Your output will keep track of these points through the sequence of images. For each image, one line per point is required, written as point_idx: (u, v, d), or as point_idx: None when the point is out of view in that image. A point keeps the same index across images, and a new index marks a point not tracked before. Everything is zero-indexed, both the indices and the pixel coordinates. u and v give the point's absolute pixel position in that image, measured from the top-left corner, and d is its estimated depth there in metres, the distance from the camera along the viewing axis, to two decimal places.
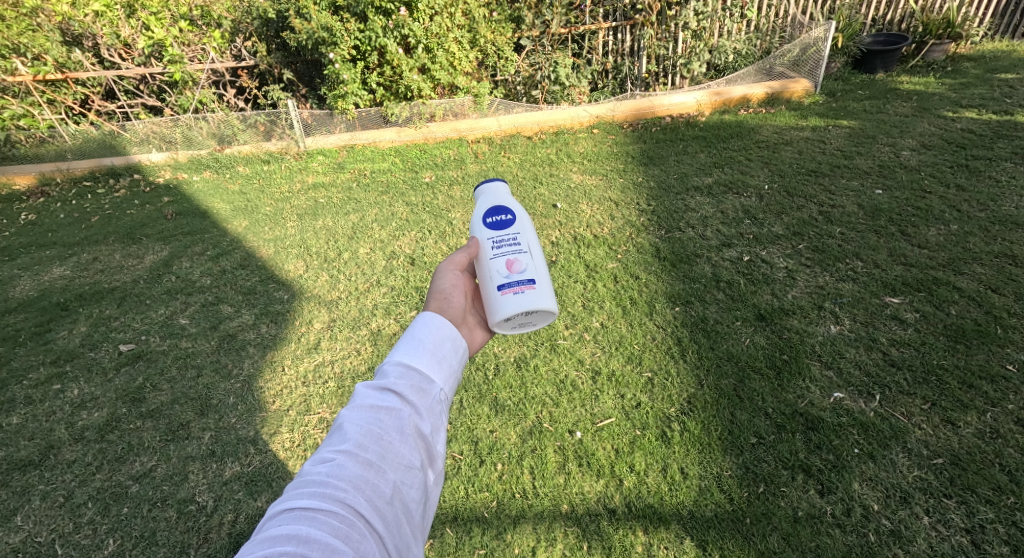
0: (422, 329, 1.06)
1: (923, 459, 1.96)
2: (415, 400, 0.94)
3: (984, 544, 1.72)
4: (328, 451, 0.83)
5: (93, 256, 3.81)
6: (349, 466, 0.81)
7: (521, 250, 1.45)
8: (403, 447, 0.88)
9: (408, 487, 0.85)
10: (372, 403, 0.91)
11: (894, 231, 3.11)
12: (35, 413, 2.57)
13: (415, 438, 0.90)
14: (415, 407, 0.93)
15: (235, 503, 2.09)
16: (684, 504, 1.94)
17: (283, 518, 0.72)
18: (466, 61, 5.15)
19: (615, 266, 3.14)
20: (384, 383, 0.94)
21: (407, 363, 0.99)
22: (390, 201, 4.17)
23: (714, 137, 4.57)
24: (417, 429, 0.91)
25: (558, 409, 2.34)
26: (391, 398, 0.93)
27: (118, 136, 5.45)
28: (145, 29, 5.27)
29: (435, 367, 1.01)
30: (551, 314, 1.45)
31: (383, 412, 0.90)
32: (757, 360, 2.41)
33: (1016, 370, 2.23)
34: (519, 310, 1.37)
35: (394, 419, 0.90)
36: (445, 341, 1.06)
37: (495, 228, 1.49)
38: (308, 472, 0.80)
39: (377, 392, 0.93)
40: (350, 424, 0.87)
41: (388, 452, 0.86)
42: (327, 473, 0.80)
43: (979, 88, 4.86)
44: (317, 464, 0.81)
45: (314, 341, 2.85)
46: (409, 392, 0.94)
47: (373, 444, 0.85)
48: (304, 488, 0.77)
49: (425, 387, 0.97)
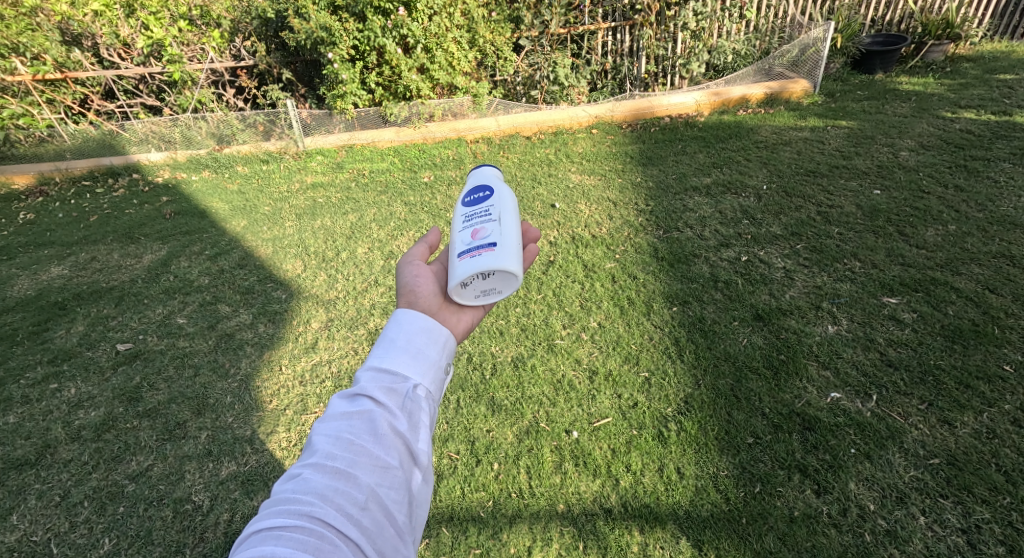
0: (395, 329, 1.06)
1: (919, 459, 1.96)
2: (387, 400, 0.94)
3: (980, 544, 1.72)
4: (299, 466, 0.85)
5: (91, 255, 3.81)
6: (318, 478, 0.83)
7: (491, 221, 1.49)
8: (377, 449, 0.88)
9: (386, 488, 0.85)
10: (343, 411, 0.92)
11: (892, 231, 3.11)
12: (32, 412, 2.56)
13: (389, 438, 0.90)
14: (388, 408, 0.93)
15: (231, 502, 2.09)
16: (680, 504, 1.94)
17: (252, 540, 0.75)
18: (466, 61, 5.15)
19: (613, 266, 3.14)
20: (356, 390, 0.95)
21: (379, 365, 0.99)
22: (389, 201, 4.16)
23: (713, 137, 4.57)
24: (392, 429, 0.91)
25: (555, 409, 2.34)
26: (363, 402, 0.93)
27: (117, 136, 5.45)
28: (144, 29, 5.25)
29: (410, 363, 1.01)
30: (516, 278, 1.38)
31: (355, 417, 0.91)
32: (754, 360, 2.41)
33: (1013, 370, 2.22)
34: (476, 274, 1.33)
35: (365, 422, 0.91)
36: (419, 335, 1.05)
37: (470, 206, 1.57)
38: (279, 489, 0.83)
39: (350, 399, 0.94)
40: (321, 436, 0.89)
41: (360, 457, 0.86)
42: (295, 488, 0.81)
43: (978, 88, 4.85)
44: (288, 481, 0.84)
45: (312, 341, 2.85)
46: (380, 395, 0.94)
47: (344, 452, 0.86)
48: (273, 506, 0.80)
49: (398, 386, 0.97)
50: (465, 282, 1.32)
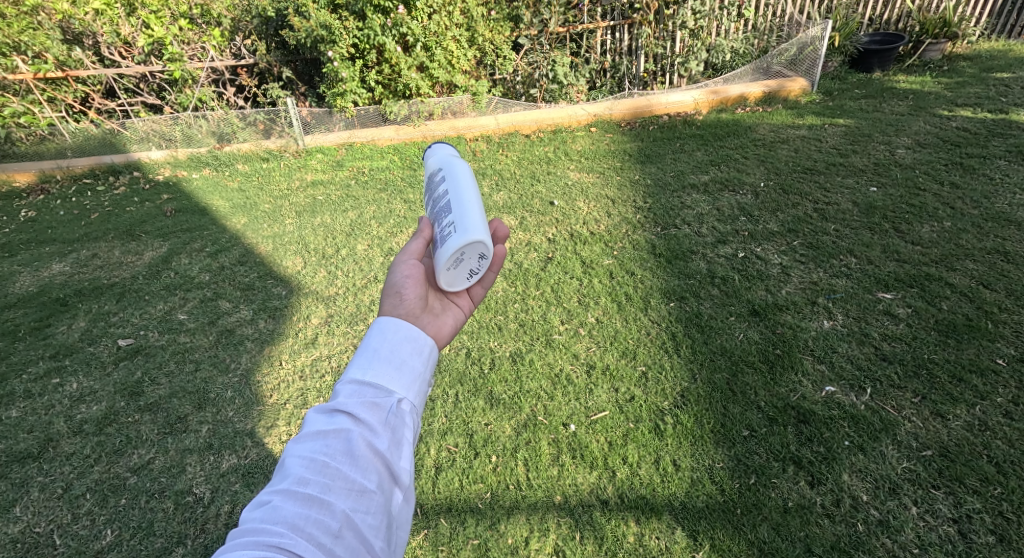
0: (378, 336, 1.01)
1: (912, 451, 1.98)
2: (368, 416, 0.90)
3: (971, 533, 1.74)
4: (268, 492, 0.81)
5: (93, 252, 3.84)
6: (288, 505, 0.78)
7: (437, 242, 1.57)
8: (354, 472, 0.84)
9: (362, 513, 0.81)
10: (319, 429, 0.88)
11: (888, 228, 3.13)
12: (34, 406, 2.59)
13: (369, 458, 0.86)
14: (368, 425, 0.89)
15: (232, 494, 2.12)
16: (675, 495, 1.97)
17: None
18: (464, 59, 5.17)
19: (611, 263, 3.16)
20: (334, 405, 0.91)
21: (360, 378, 0.95)
22: (388, 199, 4.19)
23: (712, 135, 4.59)
24: (371, 448, 0.87)
25: (553, 402, 2.36)
26: (341, 419, 0.89)
27: (118, 135, 5.48)
28: (145, 28, 5.25)
29: (395, 377, 0.97)
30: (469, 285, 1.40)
31: (331, 436, 0.87)
32: (750, 355, 2.43)
33: (1006, 364, 2.25)
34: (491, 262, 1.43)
35: (343, 441, 0.87)
36: (404, 345, 1.02)
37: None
38: (246, 518, 0.78)
39: (327, 415, 0.90)
40: (295, 458, 0.85)
41: (335, 481, 0.82)
42: (263, 517, 0.77)
43: (975, 87, 4.89)
44: (255, 509, 0.79)
45: (312, 337, 2.87)
46: (360, 410, 0.91)
47: (317, 476, 0.82)
48: (238, 537, 0.75)
49: (380, 400, 0.93)
50: (485, 256, 1.39)
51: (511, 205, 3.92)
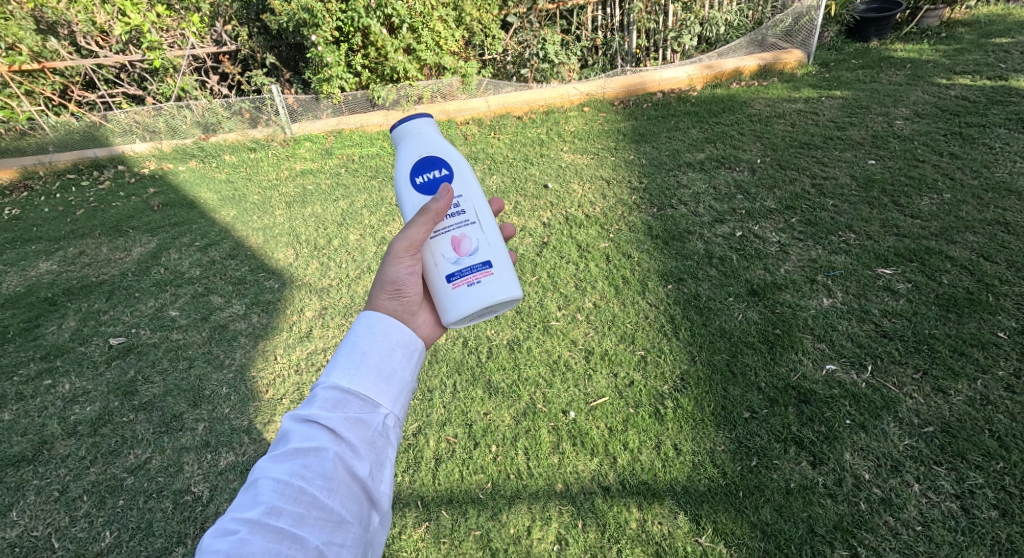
0: (365, 342, 1.00)
1: (914, 428, 1.97)
2: (352, 435, 0.90)
3: (973, 509, 1.74)
4: (237, 521, 0.80)
5: (80, 250, 3.77)
6: (258, 539, 0.78)
7: (471, 222, 1.42)
8: (331, 502, 0.84)
9: (336, 546, 0.81)
10: (297, 447, 0.87)
11: (887, 202, 3.09)
12: (27, 408, 2.56)
13: (348, 481, 0.87)
14: (349, 445, 0.89)
15: (230, 492, 2.10)
16: (677, 479, 1.95)
17: None
18: (452, 40, 5.04)
19: (607, 245, 3.12)
20: (314, 417, 0.90)
21: (344, 388, 0.94)
22: (379, 186, 4.12)
23: (707, 111, 4.50)
24: (350, 471, 0.88)
25: (552, 390, 2.34)
26: (320, 438, 0.89)
27: (100, 127, 5.30)
28: (121, 15, 5.02)
29: (380, 390, 0.96)
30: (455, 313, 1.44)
31: (310, 455, 0.87)
32: (749, 335, 2.41)
33: (1007, 337, 2.22)
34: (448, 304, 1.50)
35: (320, 463, 0.86)
36: (392, 353, 1.01)
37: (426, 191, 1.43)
38: (211, 548, 0.76)
39: (307, 430, 0.89)
40: (269, 481, 0.84)
41: (310, 510, 0.82)
42: (230, 550, 0.76)
43: (974, 53, 4.79)
44: (220, 538, 0.78)
45: (306, 330, 2.83)
46: (342, 428, 0.90)
47: (290, 505, 0.82)
48: None
49: (365, 417, 0.93)
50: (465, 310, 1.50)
51: (505, 189, 3.85)
